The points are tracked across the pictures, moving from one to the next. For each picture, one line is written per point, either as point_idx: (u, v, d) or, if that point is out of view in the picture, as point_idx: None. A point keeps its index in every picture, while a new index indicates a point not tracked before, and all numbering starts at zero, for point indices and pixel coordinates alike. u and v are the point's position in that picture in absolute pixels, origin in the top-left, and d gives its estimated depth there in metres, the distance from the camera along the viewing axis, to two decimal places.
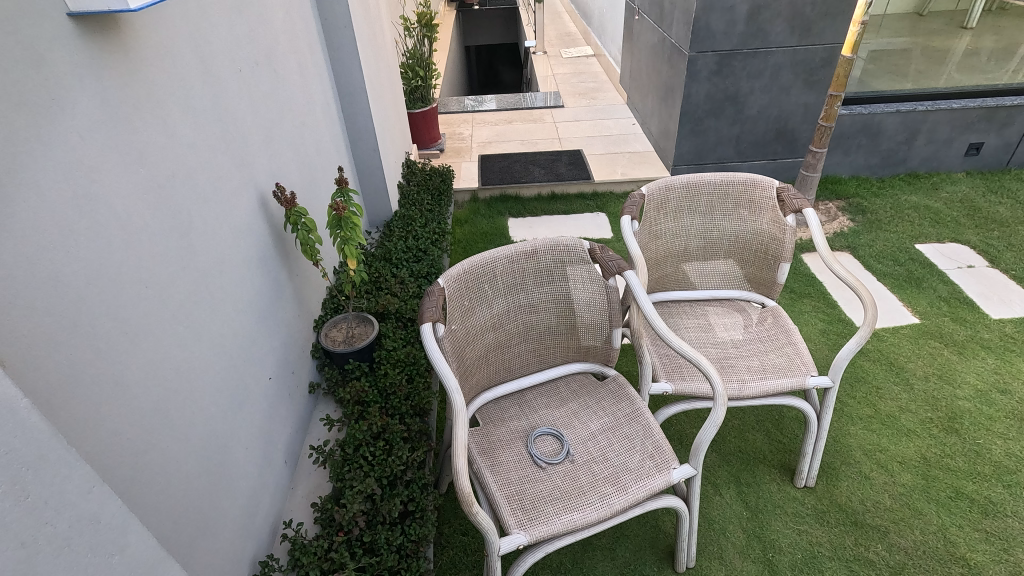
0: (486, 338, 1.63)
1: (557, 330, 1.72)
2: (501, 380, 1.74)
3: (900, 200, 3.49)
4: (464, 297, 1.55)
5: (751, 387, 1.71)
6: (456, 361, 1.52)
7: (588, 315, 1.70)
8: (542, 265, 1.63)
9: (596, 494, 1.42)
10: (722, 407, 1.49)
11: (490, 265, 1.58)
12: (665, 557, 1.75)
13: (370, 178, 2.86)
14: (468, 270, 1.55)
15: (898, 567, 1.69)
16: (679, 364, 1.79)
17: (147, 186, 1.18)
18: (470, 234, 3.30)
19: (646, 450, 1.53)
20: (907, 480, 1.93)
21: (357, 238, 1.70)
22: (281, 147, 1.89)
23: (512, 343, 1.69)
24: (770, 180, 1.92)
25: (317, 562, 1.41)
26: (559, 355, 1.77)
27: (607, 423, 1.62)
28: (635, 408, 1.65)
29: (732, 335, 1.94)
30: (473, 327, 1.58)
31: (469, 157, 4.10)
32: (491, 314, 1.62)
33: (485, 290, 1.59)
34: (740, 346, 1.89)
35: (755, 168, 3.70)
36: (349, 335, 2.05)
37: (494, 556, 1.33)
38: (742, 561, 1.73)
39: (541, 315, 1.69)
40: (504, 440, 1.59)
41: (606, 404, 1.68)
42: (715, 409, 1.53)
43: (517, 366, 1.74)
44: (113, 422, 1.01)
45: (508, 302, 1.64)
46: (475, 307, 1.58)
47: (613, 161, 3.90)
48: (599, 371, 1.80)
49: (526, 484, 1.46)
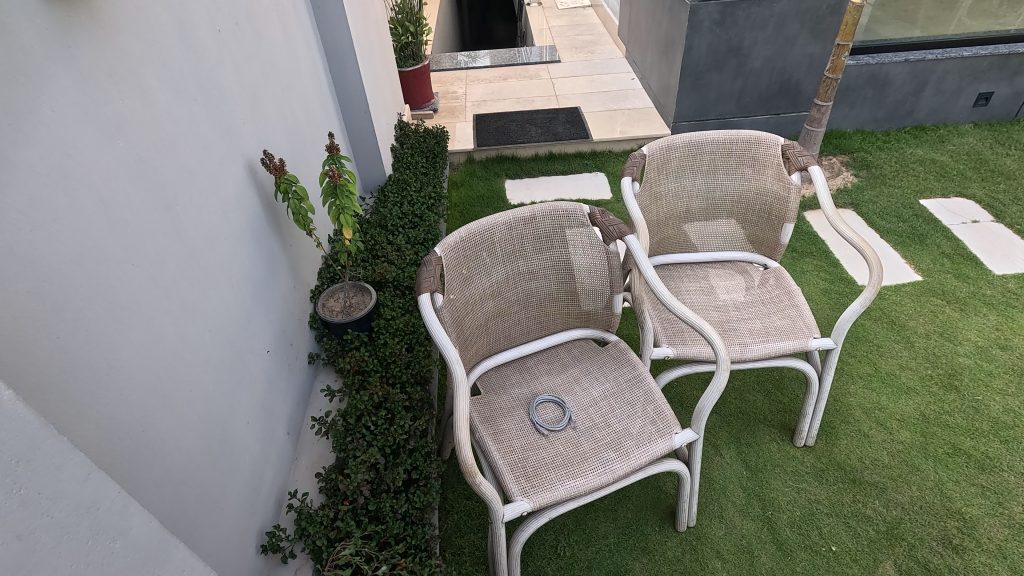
0: (485, 307, 1.61)
1: (557, 297, 1.70)
2: (501, 348, 1.72)
3: (905, 153, 3.42)
4: (462, 265, 1.52)
5: (752, 350, 1.69)
6: (455, 331, 1.51)
7: (589, 281, 1.68)
8: (540, 231, 1.60)
9: (598, 460, 1.43)
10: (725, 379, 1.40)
11: (489, 232, 1.55)
12: (666, 516, 1.78)
13: (361, 142, 2.76)
14: (465, 237, 1.53)
15: (894, 522, 1.72)
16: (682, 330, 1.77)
17: (127, 160, 1.12)
18: (466, 197, 3.24)
19: (647, 415, 1.52)
20: (905, 437, 1.95)
21: (352, 207, 1.62)
22: (267, 112, 1.81)
23: (512, 310, 1.68)
24: (776, 137, 1.87)
25: (323, 530, 1.43)
26: (559, 321, 1.75)
27: (608, 390, 1.61)
28: (636, 374, 1.63)
29: (733, 298, 1.91)
30: (473, 296, 1.56)
31: (463, 117, 3.98)
32: (490, 282, 1.60)
33: (483, 258, 1.57)
34: (742, 309, 1.86)
35: (757, 123, 3.59)
36: (347, 305, 2.01)
37: (497, 523, 1.33)
38: (741, 519, 1.77)
39: (540, 282, 1.67)
40: (505, 406, 1.59)
41: (607, 369, 1.66)
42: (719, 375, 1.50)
43: (518, 334, 1.73)
44: (109, 405, 0.99)
45: (507, 269, 1.62)
46: (474, 275, 1.56)
47: (613, 118, 3.78)
48: (599, 337, 1.78)
49: (528, 452, 1.46)
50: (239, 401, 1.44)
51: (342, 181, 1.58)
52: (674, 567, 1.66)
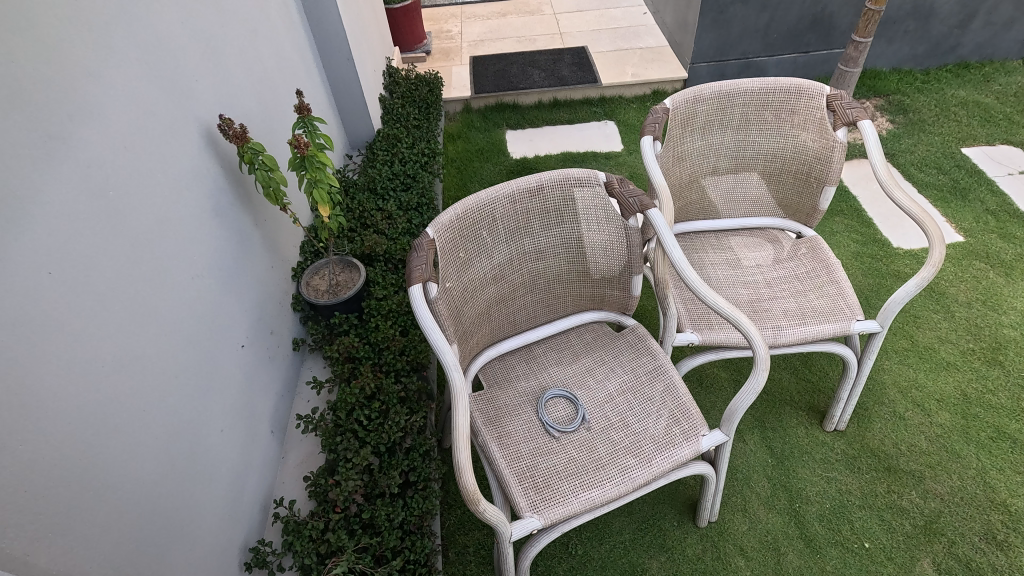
0: (487, 294, 1.42)
1: (568, 278, 1.50)
2: (505, 336, 1.54)
3: (946, 95, 3.10)
4: (459, 248, 1.32)
5: (786, 335, 1.51)
6: (453, 323, 1.32)
7: (605, 260, 1.47)
8: (549, 204, 1.38)
9: (616, 468, 1.28)
10: (764, 373, 1.21)
11: (489, 207, 1.34)
12: (685, 510, 1.65)
13: (345, 92, 2.46)
14: (462, 215, 1.31)
15: (933, 516, 1.59)
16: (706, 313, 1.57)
17: (34, 137, 0.89)
18: (463, 152, 2.97)
19: (671, 414, 1.36)
20: (944, 420, 1.80)
21: (328, 180, 1.39)
22: (227, 63, 1.54)
23: (517, 294, 1.48)
24: (821, 86, 1.60)
25: (312, 546, 1.30)
26: (569, 303, 1.56)
27: (626, 383, 1.43)
28: (657, 365, 1.45)
29: (764, 272, 1.70)
30: (472, 281, 1.37)
31: (459, 60, 3.62)
32: (491, 265, 1.39)
33: (483, 238, 1.36)
34: (774, 285, 1.66)
35: (783, 63, 3.25)
36: (333, 284, 1.81)
37: (505, 544, 1.19)
38: (766, 513, 1.64)
39: (548, 262, 1.46)
40: (511, 403, 1.42)
41: (624, 358, 1.48)
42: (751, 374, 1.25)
43: (523, 319, 1.54)
44: (29, 450, 0.82)
45: (510, 249, 1.41)
46: (472, 257, 1.35)
47: (623, 59, 3.43)
48: (615, 321, 1.59)
49: (538, 458, 1.30)
50: (208, 409, 1.26)
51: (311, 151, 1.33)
52: (694, 566, 1.55)
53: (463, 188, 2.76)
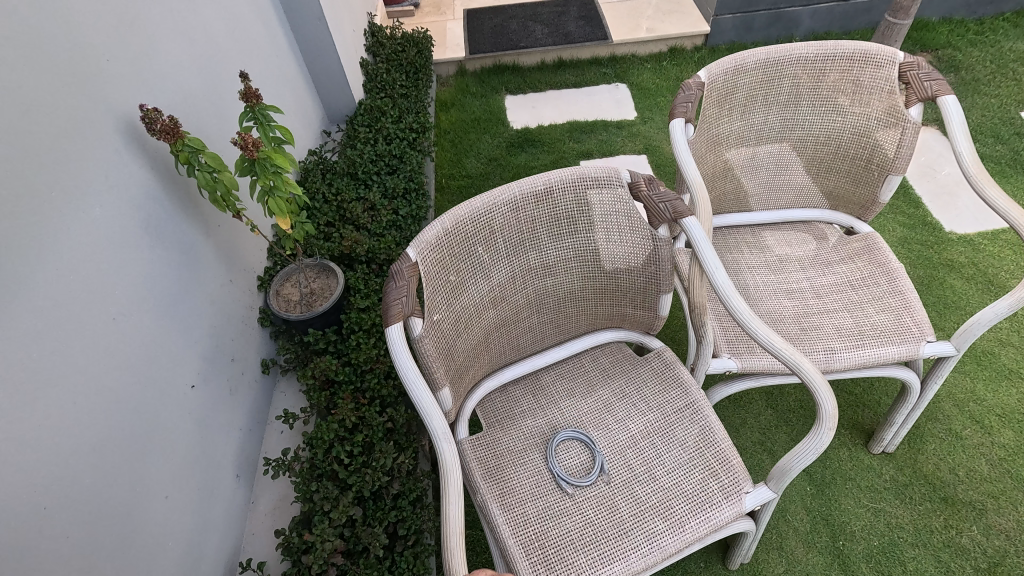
0: (485, 320, 1.17)
1: (582, 295, 1.25)
2: (507, 363, 1.31)
3: (1002, 49, 2.74)
4: (449, 270, 1.07)
5: (841, 360, 1.27)
6: (443, 362, 1.09)
7: (627, 275, 1.22)
8: (558, 209, 1.13)
9: (642, 534, 1.07)
10: (830, 430, 0.97)
11: (485, 217, 1.08)
12: (714, 549, 1.46)
13: (319, 58, 2.12)
14: (452, 229, 1.06)
15: (997, 557, 1.40)
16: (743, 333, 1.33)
17: None
18: (458, 123, 2.66)
19: (707, 464, 1.13)
20: (1008, 440, 1.58)
21: (285, 188, 1.12)
22: (157, 32, 1.22)
23: (521, 317, 1.24)
24: (892, 53, 1.32)
25: None
26: (583, 323, 1.32)
27: (652, 423, 1.21)
28: (689, 400, 1.22)
29: (810, 278, 1.45)
30: (466, 308, 1.12)
31: (452, 13, 3.23)
32: (489, 287, 1.15)
33: (479, 256, 1.11)
34: (823, 294, 1.41)
35: (818, 13, 2.87)
36: (307, 294, 1.57)
37: None
38: (806, 552, 1.45)
39: (558, 279, 1.21)
40: (516, 449, 1.20)
41: (648, 392, 1.25)
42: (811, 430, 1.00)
43: (529, 343, 1.30)
44: None
45: (512, 266, 1.16)
46: (466, 280, 1.10)
47: (636, 11, 3.05)
48: (636, 342, 1.35)
49: (548, 522, 1.09)
50: (147, 480, 1.03)
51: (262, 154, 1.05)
52: None
53: (458, 166, 2.47)
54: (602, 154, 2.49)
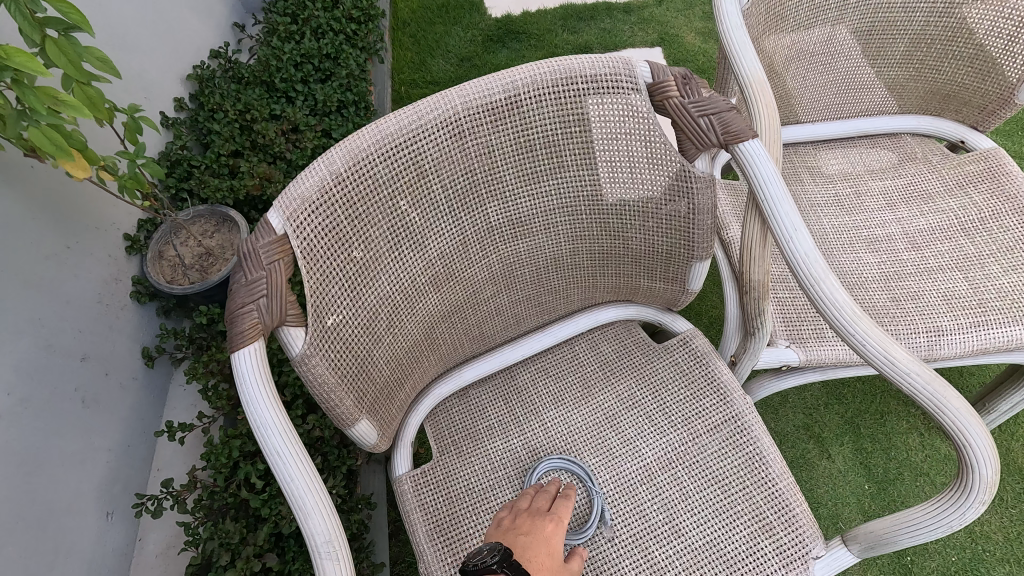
0: (425, 309, 0.77)
1: (574, 262, 0.84)
2: (467, 358, 0.91)
3: None
4: (350, 239, 0.65)
5: (953, 345, 0.87)
6: (351, 383, 0.69)
7: (642, 233, 0.80)
8: (531, 130, 0.69)
9: None
10: (981, 503, 0.59)
11: (406, 148, 0.65)
12: None
13: None
14: (349, 173, 0.63)
15: None
16: (807, 310, 0.92)
17: None
18: (420, 11, 2.08)
19: (756, 513, 0.77)
20: None
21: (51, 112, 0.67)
22: None
23: (483, 299, 0.82)
24: None
25: None
26: (576, 298, 0.90)
27: (675, 447, 0.84)
28: (729, 414, 0.84)
29: (901, 219, 1.02)
30: (388, 295, 0.71)
31: None
32: (426, 260, 0.73)
33: (403, 213, 0.68)
34: (920, 244, 0.98)
35: None
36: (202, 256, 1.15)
37: None
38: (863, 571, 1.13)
39: (537, 241, 0.79)
40: (479, 488, 0.84)
41: (669, 398, 0.87)
42: (947, 497, 0.61)
43: (497, 331, 0.89)
44: None
45: (461, 225, 0.73)
46: (383, 252, 0.69)
47: None
48: (653, 321, 0.95)
49: None
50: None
51: None
52: None
53: (421, 69, 1.93)
54: (604, 47, 1.94)
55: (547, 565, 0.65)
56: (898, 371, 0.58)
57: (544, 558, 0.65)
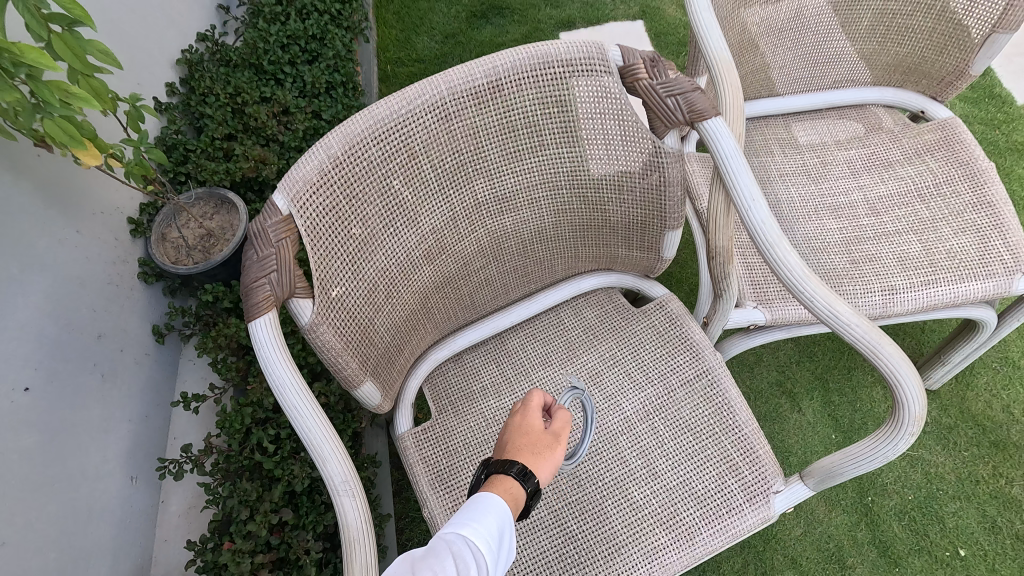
0: (420, 281, 0.83)
1: (557, 234, 0.90)
2: (459, 327, 0.98)
3: None
4: (347, 217, 0.71)
5: (905, 304, 0.95)
6: (353, 349, 0.76)
7: (619, 205, 0.86)
8: (512, 113, 0.75)
9: (639, 554, 0.81)
10: (912, 435, 0.67)
11: (396, 131, 0.70)
12: None
13: None
14: (341, 156, 0.68)
15: None
16: None
17: None
18: None
19: (723, 454, 0.86)
20: None
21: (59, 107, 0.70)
22: None
23: (473, 270, 0.89)
24: None
25: None
26: (562, 267, 0.97)
27: (652, 401, 0.92)
28: (701, 369, 0.92)
29: (865, 187, 1.08)
30: (384, 270, 0.77)
31: None
32: (419, 235, 0.79)
33: (393, 190, 0.73)
34: (880, 211, 1.05)
35: None
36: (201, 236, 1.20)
37: None
38: (829, 511, 1.24)
39: (521, 216, 0.85)
40: (474, 442, 0.91)
41: (646, 357, 0.95)
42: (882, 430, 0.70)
43: (487, 300, 0.96)
44: None
45: (451, 201, 0.79)
46: (377, 230, 0.75)
47: None
48: (632, 287, 1.02)
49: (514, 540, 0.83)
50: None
51: None
52: None
53: (406, 47, 1.95)
54: (587, 22, 1.97)
55: (530, 443, 0.64)
56: (841, 322, 0.66)
57: (523, 438, 0.65)
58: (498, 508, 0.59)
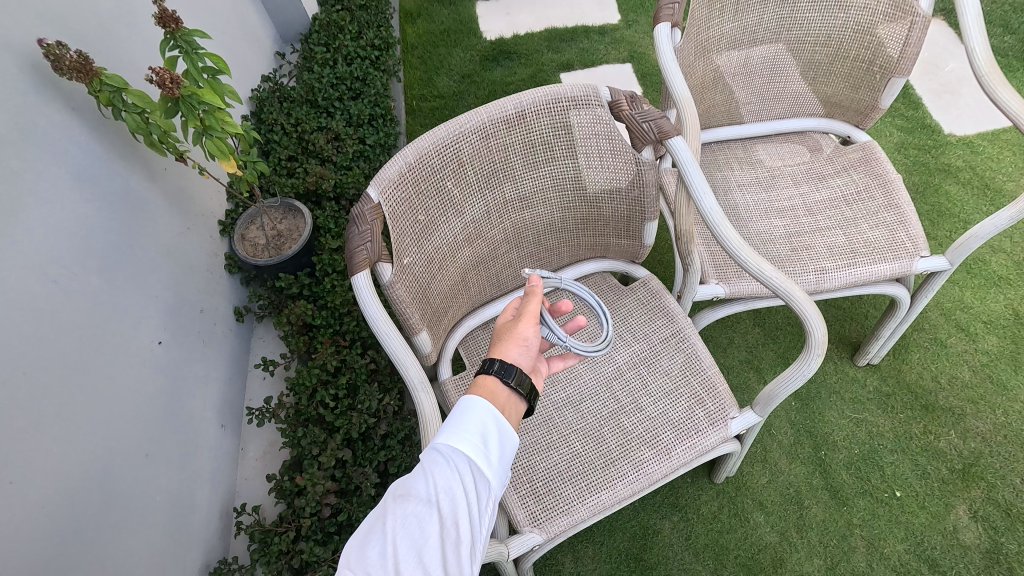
0: (463, 259, 1.11)
1: (564, 227, 1.18)
2: (488, 300, 1.25)
3: None
4: (417, 208, 0.99)
5: (833, 281, 1.23)
6: (417, 305, 1.04)
7: (610, 204, 1.15)
8: (532, 135, 1.04)
9: (629, 464, 1.07)
10: (819, 356, 0.95)
11: (452, 147, 0.99)
12: (700, 466, 1.50)
13: None
14: (415, 164, 0.97)
15: (973, 458, 1.45)
16: None
17: None
18: (427, 35, 2.43)
19: (692, 391, 1.13)
20: (991, 345, 1.59)
21: (218, 126, 1.05)
22: None
23: (501, 254, 1.17)
24: None
25: (282, 561, 1.14)
26: (566, 255, 1.25)
27: (638, 354, 1.18)
28: (675, 330, 1.19)
29: (805, 194, 1.38)
30: (439, 248, 1.05)
31: None
32: (464, 224, 1.07)
33: (448, 190, 1.02)
34: (815, 212, 1.34)
35: None
36: (273, 236, 1.48)
37: (502, 562, 1.02)
38: (789, 463, 1.49)
39: (538, 212, 1.14)
40: None
41: (633, 322, 1.22)
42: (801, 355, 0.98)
43: (510, 279, 1.23)
44: None
45: (488, 199, 1.08)
46: (436, 218, 1.03)
47: None
48: (622, 271, 1.30)
49: (533, 456, 1.09)
50: (121, 442, 1.00)
51: (185, 91, 0.98)
52: (710, 526, 1.43)
53: (429, 85, 2.28)
54: (583, 64, 2.30)
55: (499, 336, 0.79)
56: (764, 276, 0.99)
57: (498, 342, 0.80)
58: (477, 408, 0.71)
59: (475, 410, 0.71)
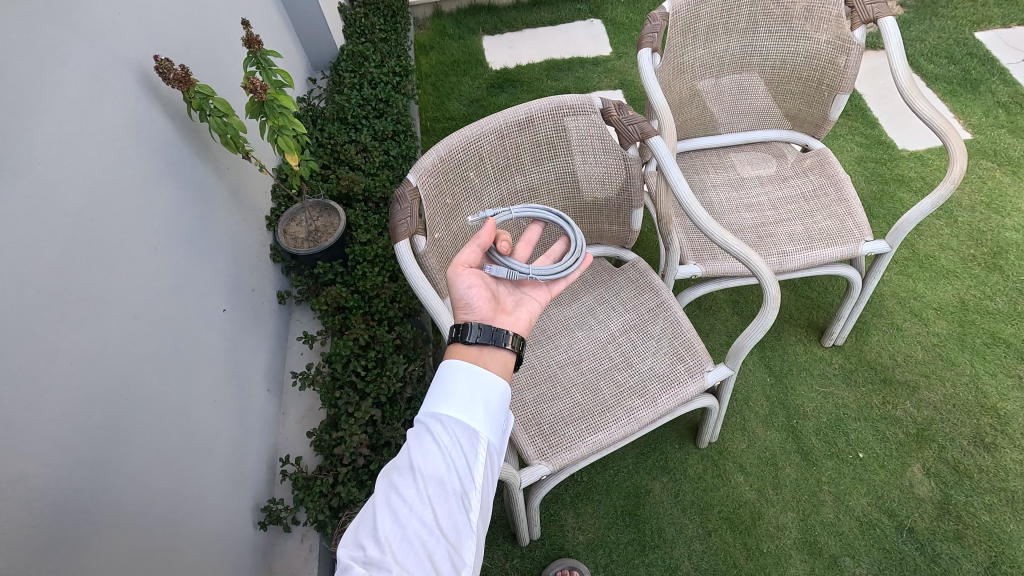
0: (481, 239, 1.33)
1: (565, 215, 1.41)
2: None
3: None
4: (447, 193, 1.22)
5: (792, 261, 1.45)
6: (444, 274, 1.25)
7: (603, 195, 1.38)
8: (539, 136, 1.27)
9: (622, 410, 1.26)
10: (774, 310, 1.17)
11: (475, 144, 1.22)
12: (687, 433, 1.69)
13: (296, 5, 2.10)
14: (446, 157, 1.20)
15: (925, 424, 1.64)
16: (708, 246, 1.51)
17: None
18: (438, 65, 2.72)
19: (674, 350, 1.34)
20: (941, 328, 1.80)
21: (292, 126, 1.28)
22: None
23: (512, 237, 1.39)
24: None
25: (323, 500, 1.33)
26: None
27: (629, 322, 1.40)
28: (659, 301, 1.41)
29: (769, 193, 1.61)
30: (462, 228, 1.28)
31: None
32: (482, 209, 1.30)
33: (471, 179, 1.25)
34: (778, 207, 1.58)
35: None
36: (311, 230, 1.70)
37: (515, 489, 1.20)
38: (765, 430, 1.68)
39: (543, 202, 1.37)
40: None
41: (623, 296, 1.44)
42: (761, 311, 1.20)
43: None
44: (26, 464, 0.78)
45: (502, 189, 1.31)
46: (460, 203, 1.25)
47: None
48: (614, 256, 1.52)
49: (541, 403, 1.28)
50: (197, 386, 1.20)
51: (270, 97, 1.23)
52: (695, 484, 1.61)
53: (441, 109, 2.55)
54: (579, 90, 2.58)
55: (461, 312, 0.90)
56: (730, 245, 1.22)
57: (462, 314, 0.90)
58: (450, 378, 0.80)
59: (450, 380, 0.80)
